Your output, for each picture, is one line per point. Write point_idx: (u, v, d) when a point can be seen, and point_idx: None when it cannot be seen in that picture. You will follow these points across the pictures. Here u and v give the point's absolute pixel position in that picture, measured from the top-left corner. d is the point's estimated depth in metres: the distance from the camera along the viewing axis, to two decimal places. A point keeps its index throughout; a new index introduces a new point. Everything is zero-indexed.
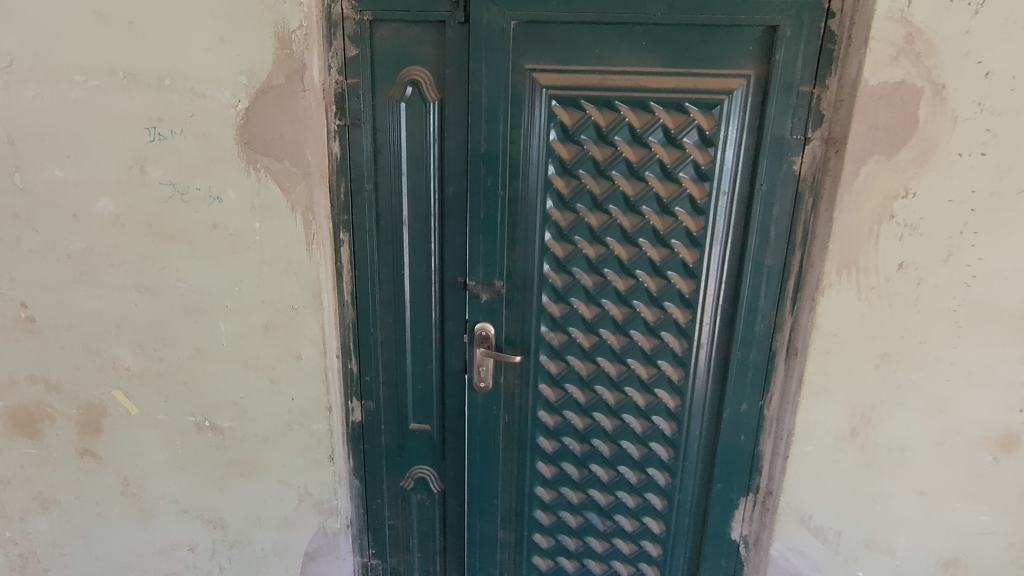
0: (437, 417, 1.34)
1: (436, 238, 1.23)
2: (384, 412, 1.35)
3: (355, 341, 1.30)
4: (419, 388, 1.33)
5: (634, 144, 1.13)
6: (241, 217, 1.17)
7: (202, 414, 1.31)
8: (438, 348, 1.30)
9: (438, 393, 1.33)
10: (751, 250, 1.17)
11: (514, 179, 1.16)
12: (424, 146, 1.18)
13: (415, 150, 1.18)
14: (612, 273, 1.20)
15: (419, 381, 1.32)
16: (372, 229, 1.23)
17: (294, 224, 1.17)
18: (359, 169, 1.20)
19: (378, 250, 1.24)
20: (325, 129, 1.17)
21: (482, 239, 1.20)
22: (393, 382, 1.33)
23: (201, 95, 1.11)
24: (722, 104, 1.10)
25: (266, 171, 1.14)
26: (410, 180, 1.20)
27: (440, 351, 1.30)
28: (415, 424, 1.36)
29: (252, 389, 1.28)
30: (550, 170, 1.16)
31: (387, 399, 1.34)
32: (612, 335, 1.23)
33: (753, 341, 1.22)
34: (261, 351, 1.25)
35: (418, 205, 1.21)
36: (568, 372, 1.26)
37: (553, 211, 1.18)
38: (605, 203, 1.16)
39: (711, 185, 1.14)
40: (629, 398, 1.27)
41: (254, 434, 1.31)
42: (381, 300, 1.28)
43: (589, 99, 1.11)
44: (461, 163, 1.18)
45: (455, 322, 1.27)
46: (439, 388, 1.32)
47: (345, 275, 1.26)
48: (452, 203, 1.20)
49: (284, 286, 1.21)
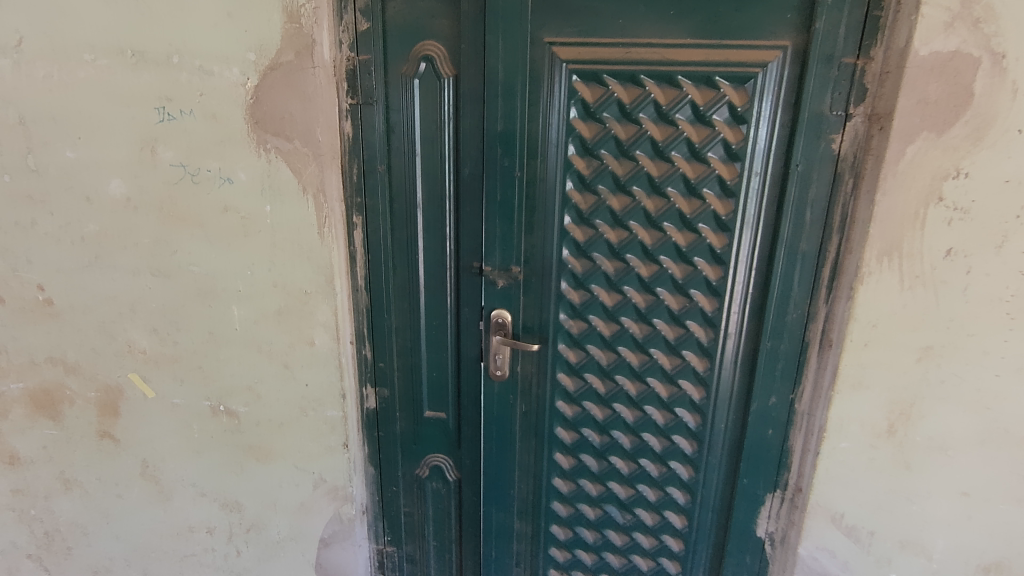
0: (453, 405, 1.31)
1: (451, 222, 1.18)
2: (399, 399, 1.33)
3: (369, 327, 1.28)
4: (434, 375, 1.30)
5: (660, 122, 1.06)
6: (252, 199, 1.14)
7: (216, 399, 1.30)
8: (454, 335, 1.26)
9: (453, 381, 1.30)
10: (784, 235, 1.10)
11: (532, 160, 1.11)
12: (438, 126, 1.13)
13: (429, 130, 1.14)
14: (635, 259, 1.14)
15: (434, 368, 1.29)
16: (385, 212, 1.19)
17: (305, 206, 1.14)
18: (371, 150, 1.16)
19: (392, 233, 1.21)
20: (337, 109, 1.14)
21: (498, 222, 1.15)
22: (408, 369, 1.30)
23: (210, 73, 1.08)
24: (756, 78, 1.02)
25: (277, 152, 1.11)
26: (424, 161, 1.16)
27: (456, 338, 1.26)
28: (430, 411, 1.33)
29: (266, 374, 1.26)
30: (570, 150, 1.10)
31: (402, 386, 1.31)
32: (633, 324, 1.18)
33: (784, 331, 1.16)
34: (274, 336, 1.23)
35: (433, 187, 1.17)
36: (587, 362, 1.22)
37: (573, 194, 1.12)
38: (628, 185, 1.10)
39: (742, 165, 1.07)
40: (651, 389, 1.22)
41: (268, 419, 1.30)
42: (396, 285, 1.24)
43: (612, 73, 1.05)
44: (476, 143, 1.13)
45: (470, 309, 1.23)
46: (454, 376, 1.29)
47: (359, 259, 1.23)
48: (467, 186, 1.16)
49: (296, 271, 1.18)
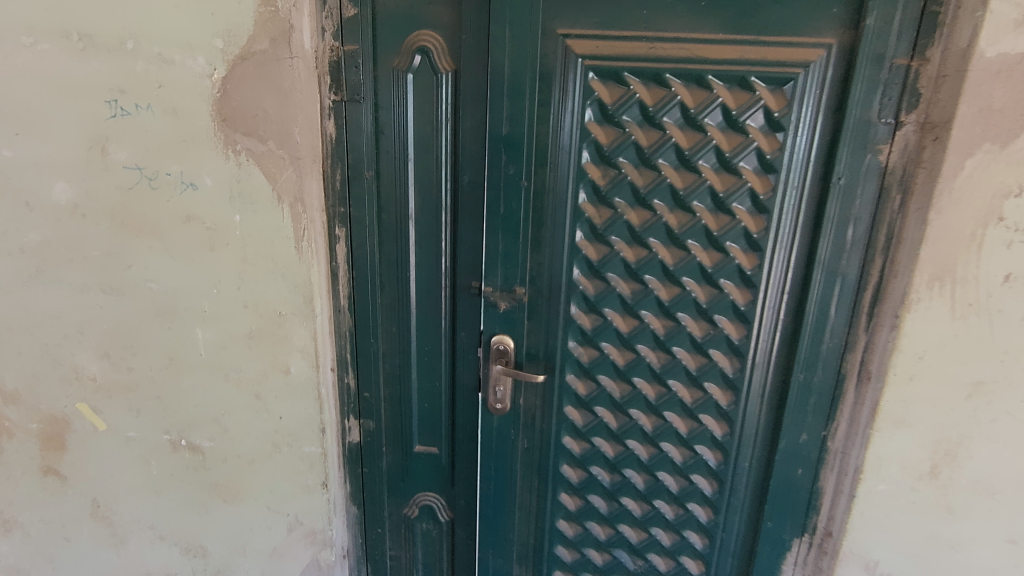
0: (445, 439, 1.18)
1: (448, 236, 1.05)
2: (385, 432, 1.18)
3: (352, 353, 1.13)
4: (425, 406, 1.16)
5: (687, 127, 0.94)
6: (219, 208, 0.99)
7: (176, 434, 1.13)
8: (448, 362, 1.12)
9: (447, 413, 1.16)
10: (821, 256, 0.98)
11: (540, 167, 0.98)
12: (434, 127, 1.00)
13: (424, 132, 1.00)
14: (654, 280, 1.02)
15: (426, 398, 1.15)
16: (372, 223, 1.05)
17: (280, 216, 1.01)
18: (357, 153, 1.02)
19: (380, 248, 1.07)
20: (318, 105, 1.01)
21: (501, 238, 1.01)
22: (396, 400, 1.16)
23: (170, 62, 0.89)
24: (796, 80, 0.91)
25: (247, 155, 0.98)
26: (418, 167, 1.02)
27: (450, 365, 1.13)
28: (419, 445, 1.19)
29: (235, 406, 1.11)
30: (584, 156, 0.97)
31: (389, 417, 1.18)
32: (650, 352, 1.06)
33: (817, 361, 1.04)
34: (244, 363, 1.08)
35: (426, 196, 1.03)
36: (598, 394, 1.09)
37: (587, 206, 0.99)
38: (649, 198, 0.98)
39: (777, 177, 0.95)
40: (669, 424, 1.10)
41: (237, 456, 1.15)
42: (384, 306, 1.10)
43: (633, 71, 0.92)
44: (478, 147, 1.00)
45: (467, 333, 1.10)
46: (448, 407, 1.16)
47: (341, 276, 1.09)
48: (466, 196, 1.02)
49: (271, 289, 1.04)
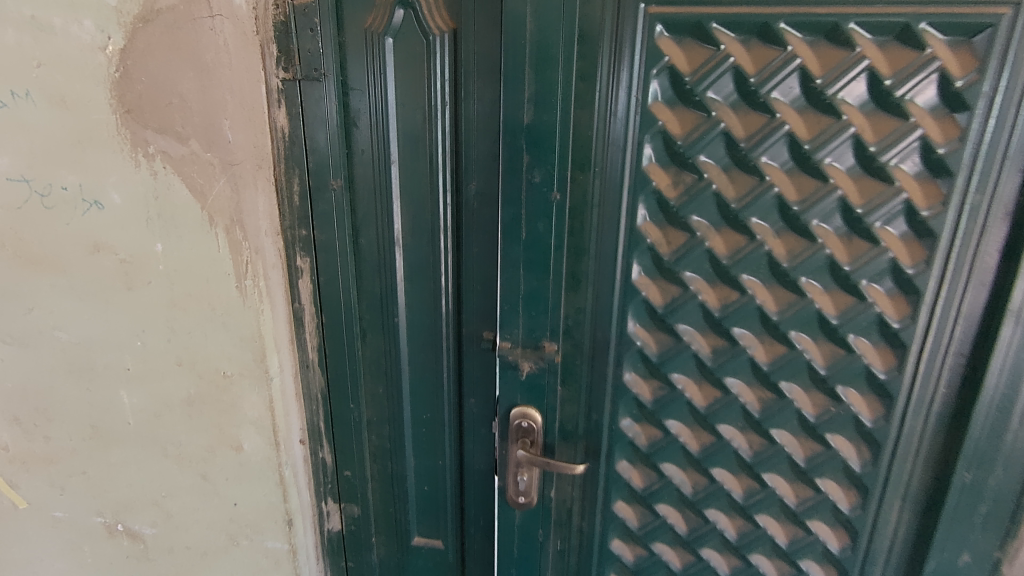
0: (453, 531, 0.89)
1: (450, 269, 0.75)
2: (375, 520, 0.90)
3: (326, 420, 0.86)
4: (425, 489, 0.87)
5: (809, 108, 0.61)
6: (134, 234, 0.72)
7: (111, 515, 0.89)
8: (454, 436, 0.83)
9: (454, 498, 0.87)
10: (1015, 302, 0.62)
11: (578, 173, 0.66)
12: (426, 115, 0.69)
13: (412, 123, 0.70)
14: (747, 334, 0.70)
15: (426, 480, 0.87)
16: (345, 252, 0.76)
17: (214, 245, 0.70)
18: (321, 155, 0.73)
19: (358, 283, 0.78)
20: (263, 90, 0.72)
21: (524, 273, 0.71)
22: (387, 479, 0.88)
23: (46, 27, 0.62)
24: (997, 26, 0.55)
25: (164, 159, 0.68)
26: (404, 173, 0.72)
27: (457, 440, 0.83)
28: (419, 537, 0.90)
29: (177, 486, 0.85)
30: (647, 153, 0.65)
31: (378, 502, 0.89)
32: (738, 435, 0.75)
33: (996, 457, 0.68)
34: (185, 436, 0.82)
35: (419, 214, 0.73)
36: (660, 488, 0.79)
37: (649, 229, 0.68)
38: (744, 216, 0.65)
39: (953, 183, 0.60)
40: (761, 531, 0.79)
41: (185, 547, 0.89)
42: (365, 361, 0.81)
43: (727, 21, 0.59)
44: (490, 144, 0.69)
45: (479, 399, 0.80)
46: (455, 493, 0.86)
47: (308, 322, 0.80)
48: (472, 214, 0.72)
49: (210, 344, 0.76)
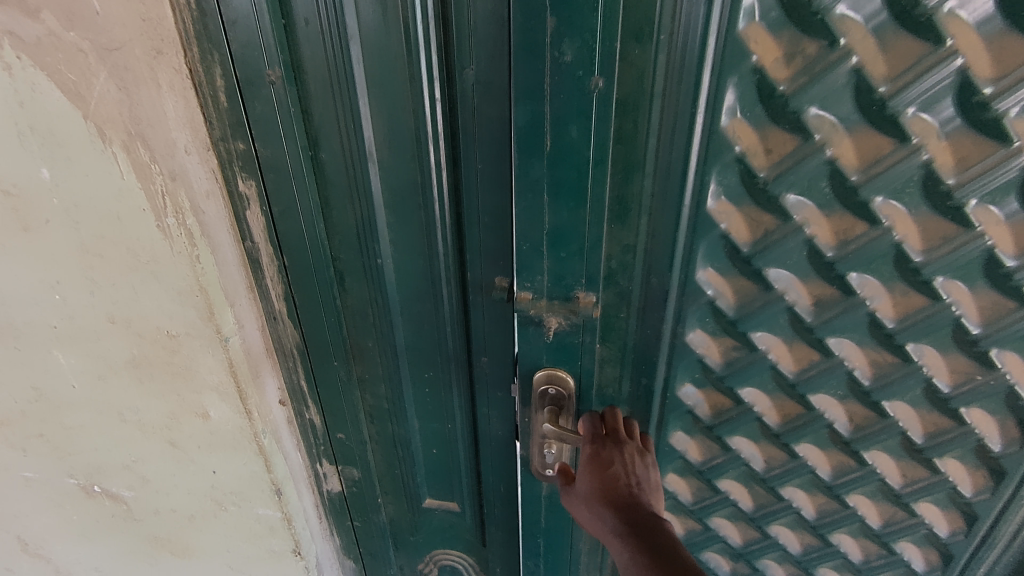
0: (469, 495, 0.76)
1: (444, 194, 0.53)
2: (379, 482, 0.78)
3: (308, 377, 0.71)
4: (433, 453, 0.73)
5: None
6: (11, 155, 0.51)
7: (85, 478, 0.79)
8: (465, 398, 0.67)
9: (468, 463, 0.73)
10: None
11: (633, 44, 0.42)
12: None
13: None
14: (869, 283, 0.49)
15: (434, 444, 0.72)
16: (300, 173, 0.55)
17: (116, 170, 0.50)
18: (246, 31, 0.49)
19: (325, 214, 0.58)
20: None
21: (548, 204, 0.49)
22: (389, 443, 0.73)
23: None
24: None
25: (15, 46, 0.46)
26: (367, 54, 0.48)
27: (469, 402, 0.67)
28: (430, 499, 0.78)
29: (147, 453, 0.73)
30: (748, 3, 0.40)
31: (382, 465, 0.76)
32: (835, 407, 0.56)
33: None
34: (141, 401, 0.68)
35: (396, 115, 0.51)
36: (724, 464, 0.63)
37: (738, 131, 0.44)
38: (894, 107, 0.41)
39: None
40: (850, 513, 0.64)
41: (171, 509, 0.79)
42: (348, 310, 0.64)
43: None
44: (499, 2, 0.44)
45: (492, 359, 0.62)
46: (470, 457, 0.72)
47: (267, 264, 0.62)
48: (473, 115, 0.49)
49: (143, 299, 0.58)
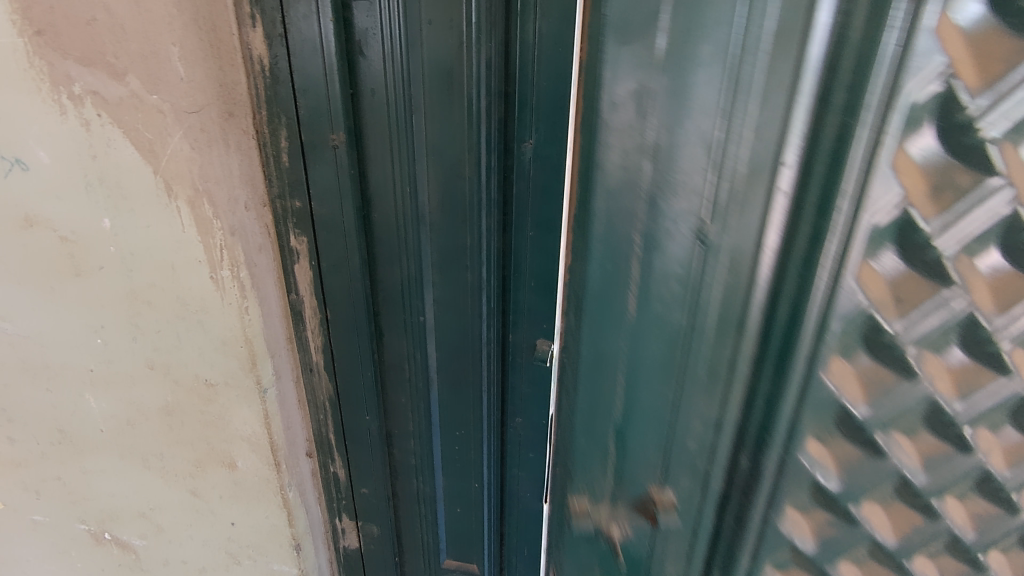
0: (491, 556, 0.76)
1: (491, 257, 0.56)
2: (398, 539, 0.77)
3: (337, 431, 0.70)
4: (457, 513, 0.73)
5: None
6: (75, 204, 0.53)
7: (97, 524, 0.76)
8: (495, 453, 0.69)
9: (492, 521, 0.73)
10: None
11: (729, 147, 0.30)
12: (462, 40, 0.47)
13: (441, 52, 0.48)
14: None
15: (458, 503, 0.72)
16: (354, 232, 0.57)
17: (177, 223, 0.52)
18: (313, 99, 0.52)
19: (370, 271, 0.59)
20: (232, 13, 0.49)
21: (632, 358, 0.40)
22: (415, 499, 0.73)
23: None
24: None
25: (97, 105, 0.48)
26: (431, 124, 0.51)
27: (497, 456, 0.69)
28: (450, 561, 0.77)
29: (166, 501, 0.72)
30: (936, 67, 0.23)
31: (404, 523, 0.75)
32: None
33: None
34: (168, 449, 0.67)
35: (451, 182, 0.53)
36: None
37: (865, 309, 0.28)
38: None
39: None
40: None
41: (181, 561, 0.77)
42: (385, 365, 0.65)
43: None
44: (561, 84, 0.48)
45: (525, 421, 0.66)
46: (494, 515, 0.73)
47: (310, 317, 0.63)
48: (525, 182, 0.53)
49: (186, 347, 0.59)
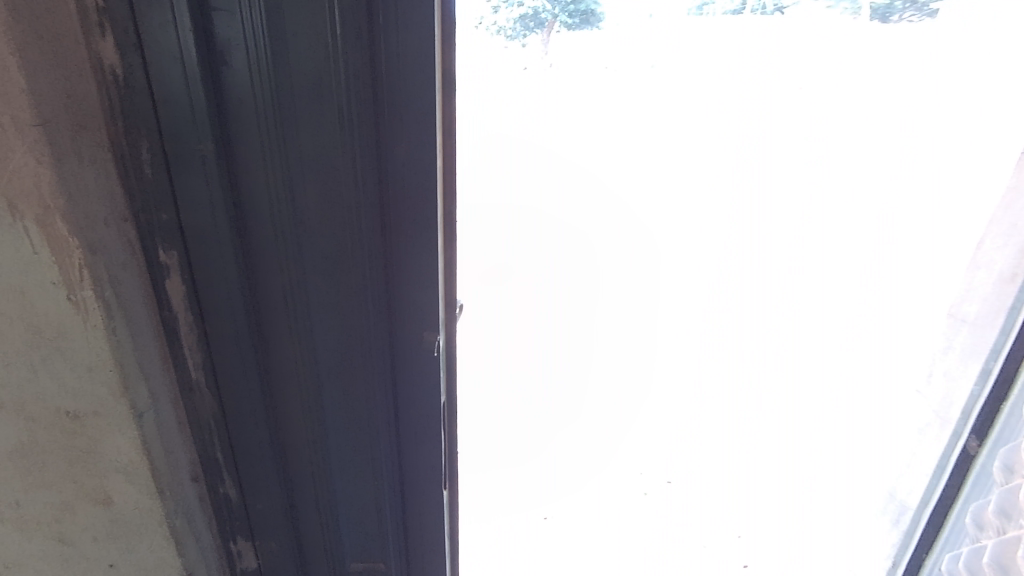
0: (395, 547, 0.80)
1: (369, 256, 0.61)
2: (299, 546, 0.78)
3: (225, 443, 0.71)
4: (359, 506, 0.76)
5: None
6: None
7: None
8: (391, 445, 0.72)
9: (394, 514, 0.77)
10: None
11: None
12: (325, 58, 0.52)
13: (306, 69, 0.53)
14: None
15: (358, 497, 0.75)
16: (230, 240, 0.60)
17: (22, 243, 0.48)
18: (180, 109, 0.54)
19: (249, 277, 0.62)
20: (79, 28, 0.49)
21: None
22: (314, 501, 0.75)
23: None
24: None
25: None
26: (300, 135, 0.56)
27: (393, 449, 0.73)
28: (354, 558, 0.80)
29: (22, 560, 0.64)
30: None
31: (303, 526, 0.77)
32: None
33: None
34: (21, 500, 0.60)
35: (325, 187, 0.58)
36: None
37: None
38: None
39: None
40: None
41: None
42: (271, 369, 0.67)
43: None
44: (424, 95, 0.55)
45: (419, 411, 0.70)
46: (395, 507, 0.76)
47: (188, 330, 0.64)
48: (399, 185, 0.59)
49: (39, 381, 0.54)
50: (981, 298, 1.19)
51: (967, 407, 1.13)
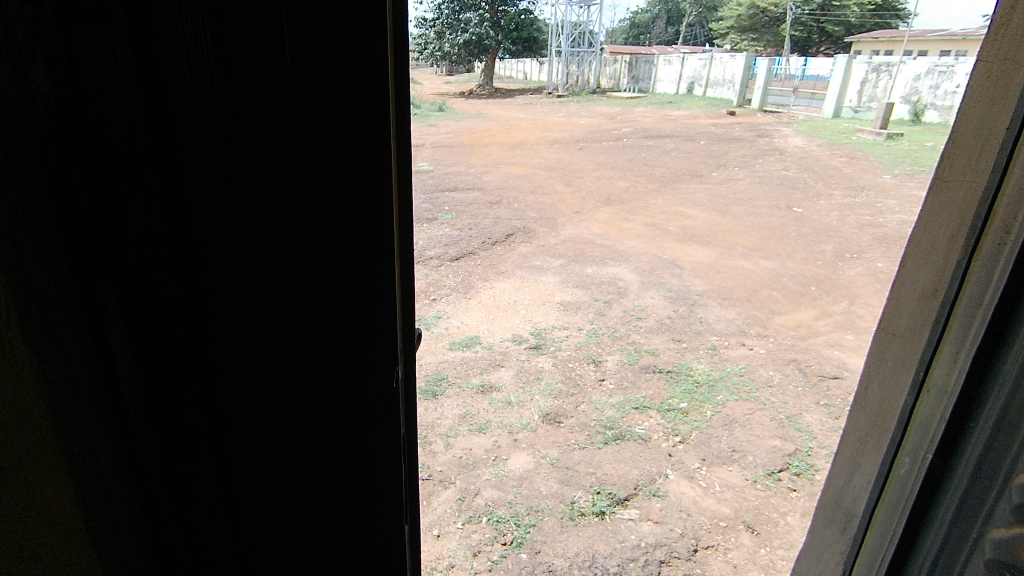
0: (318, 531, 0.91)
1: (279, 279, 0.78)
2: (230, 537, 0.86)
3: (151, 458, 0.80)
4: (309, 480, 0.87)
5: None
6: None
7: None
8: (307, 434, 0.86)
9: (316, 499, 0.89)
10: None
11: None
12: (235, 134, 0.71)
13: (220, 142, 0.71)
14: None
15: (280, 488, 0.87)
16: (154, 278, 0.72)
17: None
18: (131, 162, 0.67)
19: (170, 307, 0.74)
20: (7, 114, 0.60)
21: None
22: (235, 500, 0.85)
23: None
24: None
25: None
26: (220, 189, 0.73)
27: (310, 437, 0.86)
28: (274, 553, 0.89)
29: None
30: None
31: (224, 528, 0.86)
32: None
33: None
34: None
35: (235, 227, 0.74)
36: None
37: None
38: None
39: None
40: None
41: None
42: (196, 385, 0.79)
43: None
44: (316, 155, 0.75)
45: (334, 398, 0.86)
46: (313, 494, 0.89)
47: (114, 358, 0.74)
48: (302, 220, 0.77)
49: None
50: (907, 313, 1.31)
51: (923, 422, 1.13)
